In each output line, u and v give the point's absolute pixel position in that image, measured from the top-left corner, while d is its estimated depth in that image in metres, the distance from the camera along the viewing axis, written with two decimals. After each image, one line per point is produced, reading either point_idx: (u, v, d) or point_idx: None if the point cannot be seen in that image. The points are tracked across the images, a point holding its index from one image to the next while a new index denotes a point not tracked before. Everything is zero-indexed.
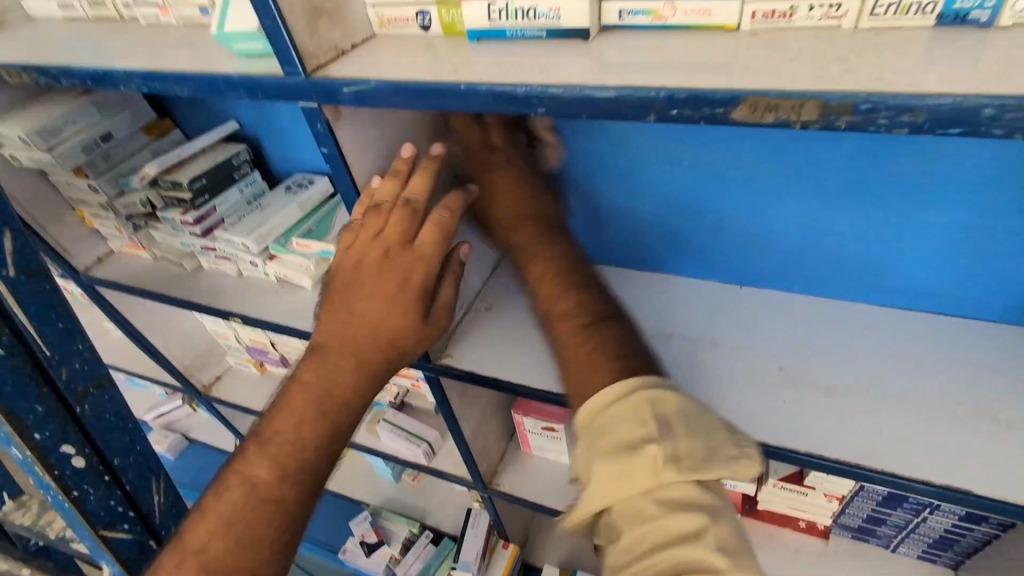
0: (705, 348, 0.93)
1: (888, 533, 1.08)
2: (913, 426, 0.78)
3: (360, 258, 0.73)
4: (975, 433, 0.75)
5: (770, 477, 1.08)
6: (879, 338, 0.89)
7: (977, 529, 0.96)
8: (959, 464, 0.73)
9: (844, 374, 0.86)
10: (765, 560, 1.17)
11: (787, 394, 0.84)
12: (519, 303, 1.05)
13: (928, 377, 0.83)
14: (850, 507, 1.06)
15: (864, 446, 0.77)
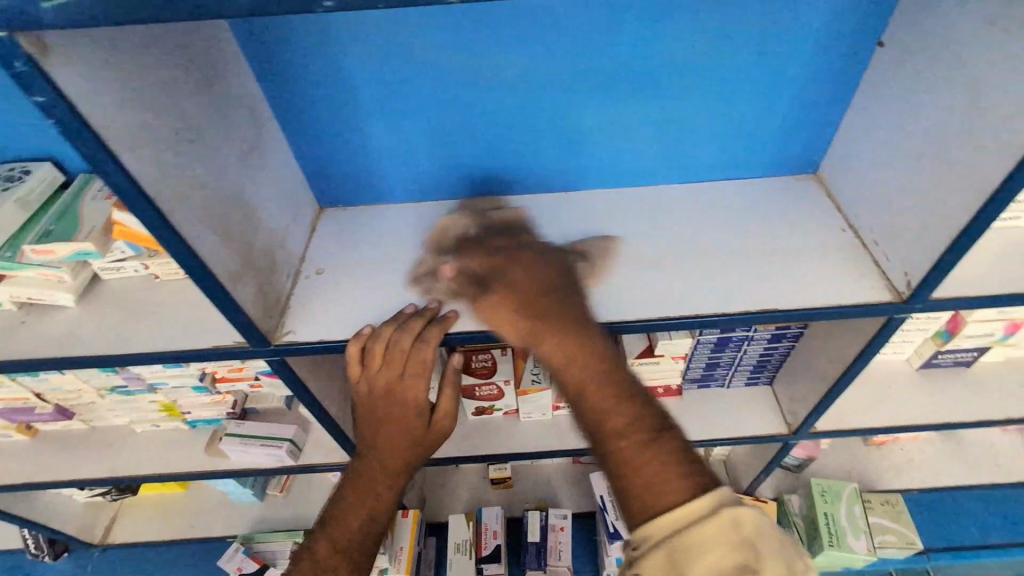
0: (555, 254, 0.95)
1: (723, 373, 1.32)
2: (732, 271, 0.91)
3: (378, 384, 0.85)
4: (773, 265, 0.92)
5: (628, 358, 1.24)
6: (688, 207, 1.01)
7: (780, 345, 1.22)
8: (763, 292, 0.88)
9: (673, 245, 0.95)
10: None
11: (633, 273, 0.92)
12: (357, 258, 0.96)
13: (732, 229, 0.98)
14: (692, 362, 1.27)
15: (705, 299, 0.88)
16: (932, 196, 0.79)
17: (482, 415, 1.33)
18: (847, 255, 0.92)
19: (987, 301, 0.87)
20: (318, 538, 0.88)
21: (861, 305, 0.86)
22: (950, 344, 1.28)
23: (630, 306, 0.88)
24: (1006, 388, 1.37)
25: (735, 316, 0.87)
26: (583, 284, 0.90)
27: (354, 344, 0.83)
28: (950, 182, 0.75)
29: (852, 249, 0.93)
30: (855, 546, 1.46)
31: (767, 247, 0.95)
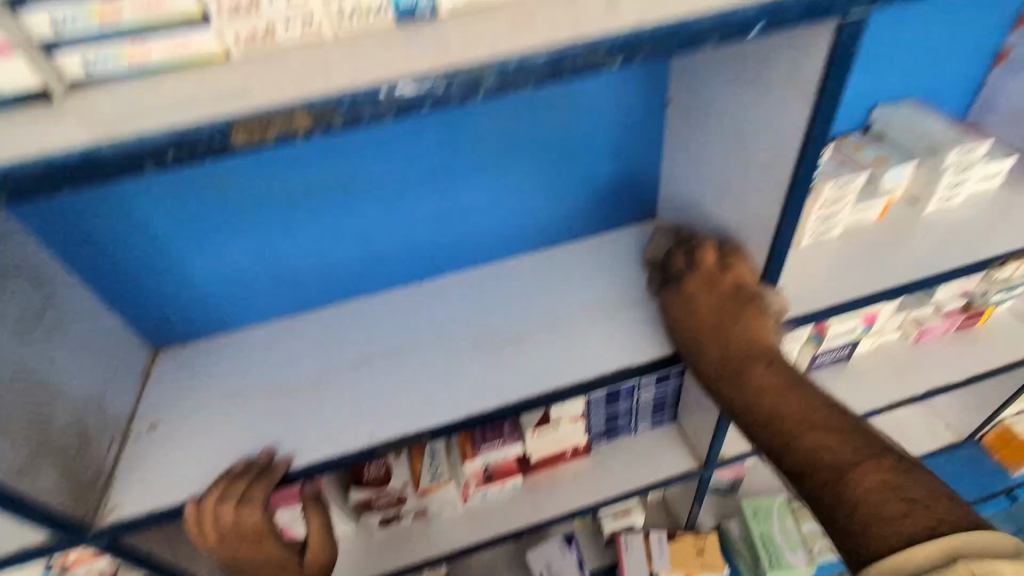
0: (410, 352, 0.92)
1: (626, 422, 1.31)
2: (586, 334, 0.91)
3: (231, 553, 0.80)
4: (624, 320, 0.93)
5: (528, 429, 1.20)
6: (537, 276, 1.02)
7: (668, 384, 1.24)
8: (618, 350, 0.89)
9: (527, 318, 0.95)
10: (552, 502, 1.28)
11: (490, 356, 0.90)
12: (196, 401, 0.88)
13: (582, 290, 0.99)
14: (591, 419, 1.26)
15: (563, 368, 0.87)
16: (738, 233, 0.84)
17: (391, 525, 1.24)
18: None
19: (819, 314, 0.92)
20: None
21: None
22: (822, 347, 1.35)
23: (489, 392, 0.85)
24: (883, 374, 1.45)
25: (595, 381, 0.86)
26: (440, 378, 0.87)
27: (188, 524, 0.75)
28: (747, 220, 0.80)
29: None
30: (794, 560, 1.46)
31: (616, 302, 0.96)
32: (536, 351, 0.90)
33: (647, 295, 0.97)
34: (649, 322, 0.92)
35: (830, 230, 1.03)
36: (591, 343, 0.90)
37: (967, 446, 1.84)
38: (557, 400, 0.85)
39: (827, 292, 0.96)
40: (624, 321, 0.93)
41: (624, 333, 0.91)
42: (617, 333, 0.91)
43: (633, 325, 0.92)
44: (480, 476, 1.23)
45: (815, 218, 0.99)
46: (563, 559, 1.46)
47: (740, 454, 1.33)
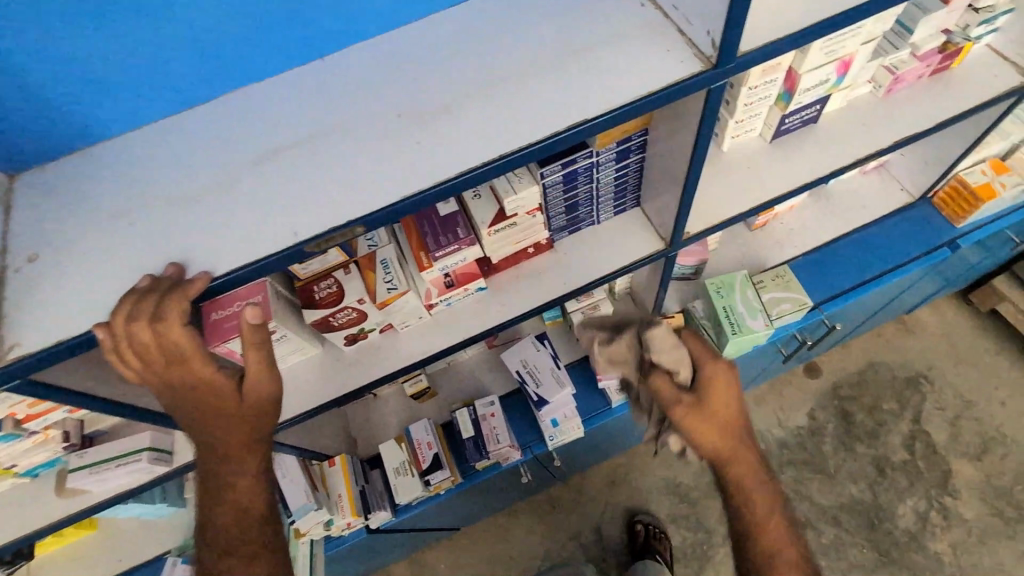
0: (327, 135, 0.77)
1: (587, 212, 1.24)
2: (532, 90, 0.77)
3: (167, 385, 0.72)
4: (574, 67, 0.78)
5: (482, 229, 1.13)
6: (466, 31, 0.83)
7: (630, 161, 1.13)
8: (574, 100, 0.76)
9: (461, 80, 0.79)
10: (518, 298, 1.26)
11: (421, 127, 0.76)
12: (78, 222, 0.74)
13: (523, 40, 0.82)
14: (550, 210, 1.17)
15: (509, 131, 0.75)
16: None
17: (358, 342, 1.21)
18: (648, 31, 0.80)
19: (795, 38, 0.79)
20: (215, 515, 0.88)
21: (672, 84, 0.76)
22: (791, 106, 1.23)
23: (425, 168, 0.74)
24: (851, 131, 1.37)
25: (545, 140, 0.74)
26: (368, 161, 0.74)
27: (108, 350, 0.67)
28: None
29: (658, 21, 0.80)
30: (755, 325, 1.50)
31: (563, 48, 0.80)
32: (469, 118, 0.76)
33: (596, 36, 0.80)
34: (602, 67, 0.77)
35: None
36: (541, 93, 0.77)
37: (918, 205, 1.86)
38: (505, 168, 0.75)
39: (806, 10, 0.81)
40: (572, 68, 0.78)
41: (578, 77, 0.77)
42: (568, 84, 0.77)
43: (587, 70, 0.78)
44: (441, 283, 1.19)
45: None
46: (537, 355, 1.50)
47: (705, 230, 1.28)
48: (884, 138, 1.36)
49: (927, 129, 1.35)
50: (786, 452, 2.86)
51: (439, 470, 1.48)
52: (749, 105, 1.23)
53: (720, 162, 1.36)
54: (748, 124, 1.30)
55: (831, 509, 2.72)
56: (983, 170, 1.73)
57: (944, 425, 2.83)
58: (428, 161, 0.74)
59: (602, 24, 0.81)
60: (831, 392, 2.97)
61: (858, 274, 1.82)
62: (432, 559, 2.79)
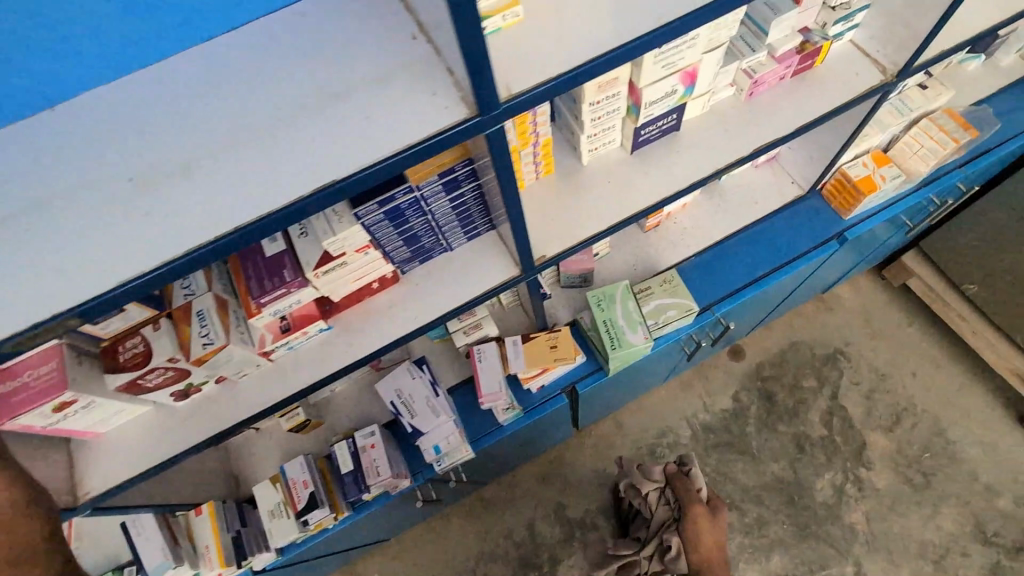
0: (32, 210, 0.67)
1: (433, 241, 1.16)
2: (268, 149, 0.69)
3: None
4: (318, 121, 0.71)
5: (307, 271, 1.04)
6: (197, 81, 0.73)
7: (463, 191, 1.05)
8: (317, 160, 0.69)
9: (192, 137, 0.70)
10: (367, 336, 1.18)
11: (158, 191, 0.68)
12: None
13: (281, 79, 0.73)
14: (385, 246, 1.09)
15: (260, 192, 0.68)
16: None
17: (191, 396, 1.13)
18: (408, 75, 0.72)
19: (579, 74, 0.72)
20: None
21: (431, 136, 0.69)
22: (642, 118, 1.18)
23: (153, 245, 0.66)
24: (715, 137, 1.33)
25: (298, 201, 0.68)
26: (81, 239, 0.66)
27: None
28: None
29: (417, 64, 0.73)
30: (635, 340, 1.47)
31: (325, 91, 0.73)
32: (196, 185, 0.68)
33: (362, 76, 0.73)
34: (347, 120, 0.70)
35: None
36: (284, 151, 0.70)
37: (808, 198, 1.85)
38: (255, 233, 0.68)
39: (591, 42, 0.74)
40: (317, 121, 0.71)
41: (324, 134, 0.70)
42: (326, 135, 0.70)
43: (335, 124, 0.70)
44: (275, 328, 1.11)
45: None
46: (412, 383, 1.44)
47: (563, 253, 1.23)
48: (749, 144, 1.31)
49: (789, 134, 1.31)
50: (711, 436, 2.91)
51: (316, 509, 1.41)
52: (598, 119, 1.17)
53: (582, 176, 1.30)
54: (604, 136, 1.24)
55: (754, 489, 2.79)
56: (865, 162, 1.72)
57: (860, 399, 2.92)
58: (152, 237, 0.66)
59: (354, 69, 0.73)
60: (754, 373, 3.03)
61: (749, 273, 1.80)
62: (365, 569, 2.77)
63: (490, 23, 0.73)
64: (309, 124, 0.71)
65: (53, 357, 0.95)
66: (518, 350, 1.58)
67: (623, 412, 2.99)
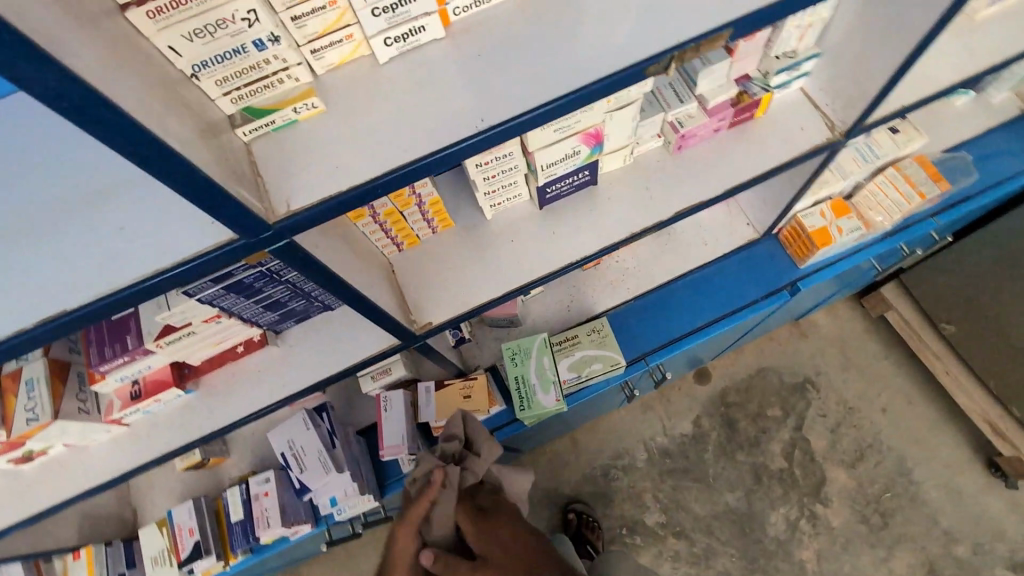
0: None
1: (303, 303, 1.05)
2: None
3: None
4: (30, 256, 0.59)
5: (148, 341, 0.95)
6: None
7: None
8: (27, 300, 0.57)
9: None
10: (231, 403, 1.09)
11: None
12: None
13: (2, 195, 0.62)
14: (240, 314, 0.99)
15: (12, 305, 0.57)
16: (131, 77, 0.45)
17: (35, 460, 1.04)
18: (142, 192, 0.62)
19: (380, 184, 0.60)
20: None
21: (179, 262, 0.58)
22: (542, 178, 1.05)
23: None
24: (637, 193, 1.19)
25: (78, 310, 0.56)
26: None
27: None
28: (90, 58, 0.41)
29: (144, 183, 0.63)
30: (545, 403, 1.37)
31: (53, 204, 0.61)
32: None
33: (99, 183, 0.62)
34: (63, 254, 0.59)
35: (422, 28, 0.63)
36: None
37: (763, 242, 1.72)
38: (22, 347, 0.57)
39: (402, 143, 0.62)
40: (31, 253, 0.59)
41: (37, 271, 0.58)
42: (69, 259, 0.59)
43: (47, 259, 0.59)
44: (125, 394, 1.02)
45: (368, 10, 0.59)
46: (305, 434, 1.36)
47: (452, 320, 1.11)
48: (676, 202, 1.17)
49: (717, 196, 1.16)
50: (667, 461, 2.84)
51: (200, 558, 1.35)
52: (491, 176, 1.04)
53: (484, 231, 1.18)
54: (506, 191, 1.11)
55: (705, 518, 2.72)
56: (823, 211, 1.58)
57: (824, 432, 2.82)
58: None
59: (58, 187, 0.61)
60: (718, 399, 2.93)
61: (691, 321, 1.68)
62: None
63: (279, 117, 0.61)
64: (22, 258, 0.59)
65: None
66: (430, 398, 1.49)
67: (580, 430, 2.92)
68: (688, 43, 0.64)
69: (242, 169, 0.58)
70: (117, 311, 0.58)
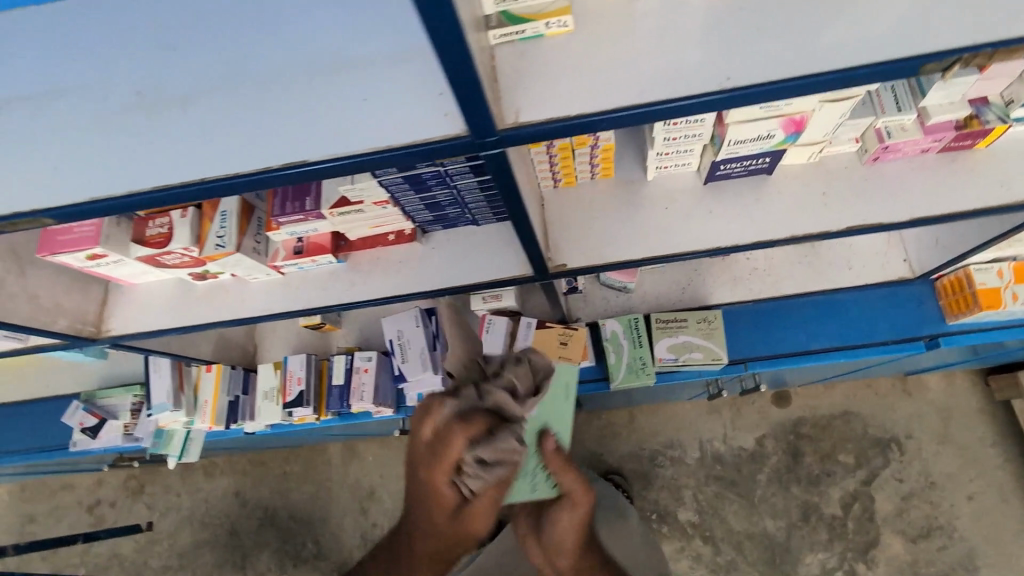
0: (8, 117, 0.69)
1: (457, 212, 1.12)
2: (233, 113, 0.67)
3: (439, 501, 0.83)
4: (290, 98, 0.66)
5: (325, 206, 1.05)
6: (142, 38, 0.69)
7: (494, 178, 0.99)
8: (280, 133, 0.65)
9: (148, 66, 0.68)
10: (370, 282, 1.19)
11: (131, 126, 0.68)
12: None
13: (285, 36, 0.67)
14: (404, 205, 1.06)
15: (272, 143, 0.65)
16: None
17: (207, 280, 1.21)
18: (374, 75, 0.65)
19: (603, 119, 0.60)
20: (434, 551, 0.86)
21: (423, 142, 0.62)
22: (723, 153, 1.01)
23: (109, 175, 0.67)
24: (811, 194, 1.12)
25: (328, 161, 0.64)
26: (61, 156, 0.67)
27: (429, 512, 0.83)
28: None
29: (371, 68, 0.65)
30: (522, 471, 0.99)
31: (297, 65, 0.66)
32: (168, 144, 0.67)
33: (374, 55, 0.65)
34: (311, 104, 0.65)
35: None
36: (246, 123, 0.66)
37: (914, 284, 1.58)
38: (270, 179, 0.66)
39: (635, 83, 0.60)
40: (282, 104, 0.66)
41: (292, 111, 0.65)
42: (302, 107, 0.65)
43: (297, 108, 0.65)
44: (290, 247, 1.15)
45: None
46: (414, 330, 1.47)
47: (584, 268, 1.14)
48: (853, 216, 1.08)
49: (902, 222, 1.07)
50: (717, 467, 2.80)
51: (300, 406, 1.53)
52: (671, 141, 1.03)
53: (641, 191, 1.17)
54: (678, 158, 1.09)
55: (738, 534, 2.70)
56: (1000, 271, 1.44)
57: (894, 497, 2.65)
58: (125, 170, 0.67)
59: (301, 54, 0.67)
60: (790, 426, 2.81)
61: (805, 343, 1.60)
62: (363, 448, 3.09)
63: (531, 28, 0.63)
64: (272, 97, 0.66)
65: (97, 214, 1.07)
66: (529, 334, 1.54)
67: (640, 409, 2.94)
68: (985, 47, 0.57)
69: (486, 69, 0.61)
70: (353, 170, 0.65)
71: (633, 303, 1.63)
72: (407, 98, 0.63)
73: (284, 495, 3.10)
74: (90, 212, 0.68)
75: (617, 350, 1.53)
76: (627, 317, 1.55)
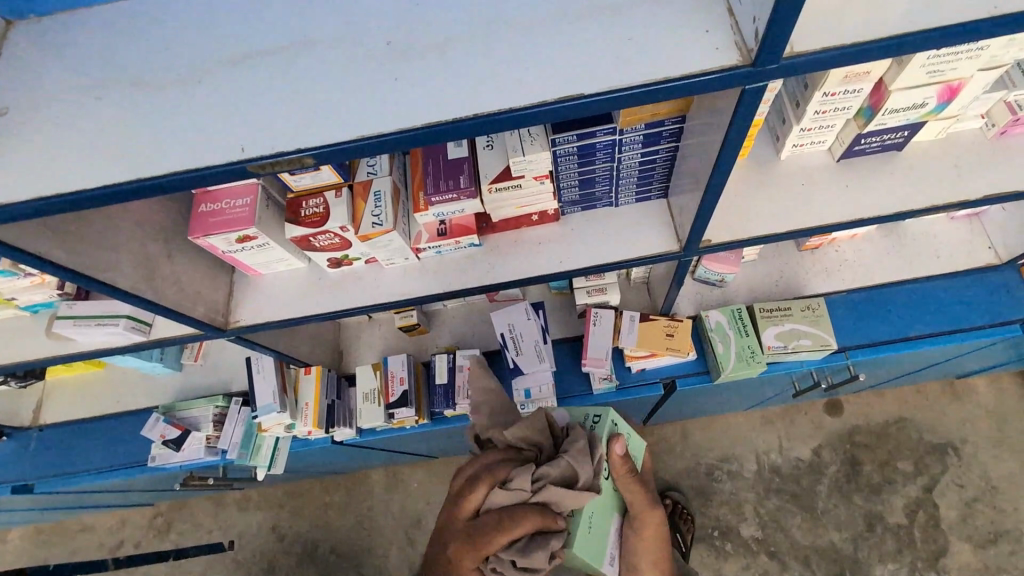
0: (265, 64, 0.71)
1: (604, 191, 1.14)
2: (497, 52, 0.69)
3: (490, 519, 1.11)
4: (555, 38, 0.68)
5: (483, 183, 1.05)
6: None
7: (659, 150, 1.03)
8: (552, 69, 0.67)
9: (406, 16, 0.71)
10: (510, 264, 1.19)
11: (395, 68, 0.69)
12: (39, 87, 0.73)
13: None
14: (561, 181, 1.09)
15: (540, 80, 0.67)
16: None
17: (341, 267, 1.20)
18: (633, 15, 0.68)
19: (876, 47, 0.65)
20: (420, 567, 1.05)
21: (698, 72, 0.64)
22: (871, 125, 1.06)
23: (372, 115, 0.67)
24: (941, 168, 1.16)
25: (602, 95, 0.65)
26: (323, 97, 0.68)
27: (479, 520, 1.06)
28: None
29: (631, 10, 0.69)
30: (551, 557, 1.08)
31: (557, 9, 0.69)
32: (435, 83, 0.68)
33: None
34: (579, 43, 0.68)
35: None
36: (516, 61, 0.68)
37: (1002, 270, 1.61)
38: (539, 116, 0.67)
39: (894, 17, 0.65)
40: (546, 44, 0.68)
41: (561, 49, 0.68)
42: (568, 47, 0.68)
43: (565, 46, 0.68)
44: (434, 229, 1.15)
45: None
46: (526, 323, 1.45)
47: (728, 243, 1.15)
48: (987, 186, 1.13)
49: None
50: (777, 480, 2.74)
51: (404, 406, 1.48)
52: (820, 116, 1.07)
53: (774, 171, 1.20)
54: (817, 134, 1.13)
55: (804, 548, 2.61)
56: None
57: (957, 503, 2.61)
58: (392, 108, 0.67)
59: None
60: (845, 435, 2.78)
61: (902, 329, 1.61)
62: (408, 474, 2.97)
63: None
64: (536, 39, 0.69)
65: (251, 192, 1.04)
66: (633, 327, 1.53)
67: (693, 423, 2.89)
68: None
69: None
70: (620, 106, 0.67)
71: (729, 297, 1.65)
72: (674, 35, 0.66)
73: (325, 527, 2.94)
74: (351, 152, 0.68)
75: (723, 340, 1.52)
76: (732, 307, 1.56)
